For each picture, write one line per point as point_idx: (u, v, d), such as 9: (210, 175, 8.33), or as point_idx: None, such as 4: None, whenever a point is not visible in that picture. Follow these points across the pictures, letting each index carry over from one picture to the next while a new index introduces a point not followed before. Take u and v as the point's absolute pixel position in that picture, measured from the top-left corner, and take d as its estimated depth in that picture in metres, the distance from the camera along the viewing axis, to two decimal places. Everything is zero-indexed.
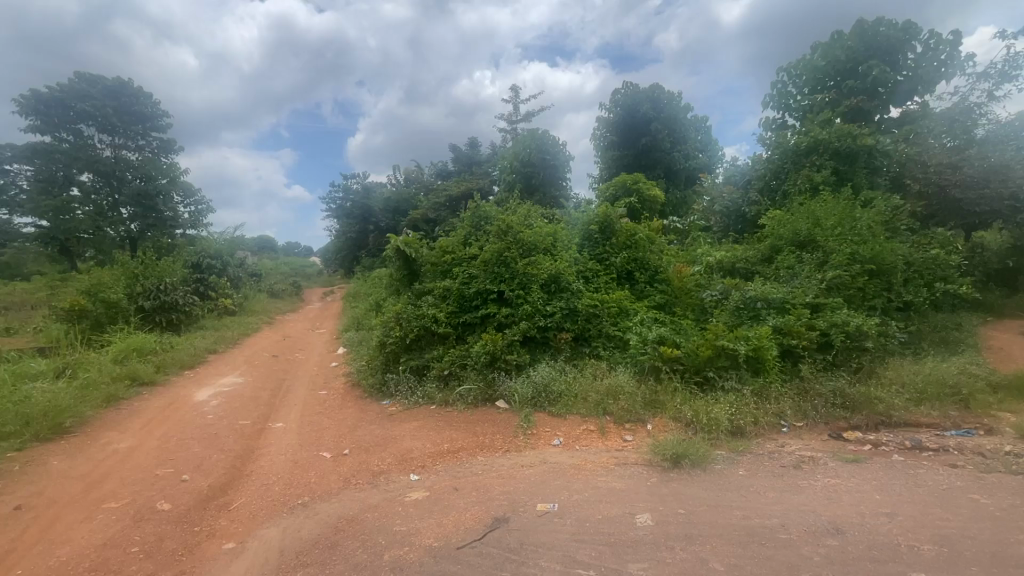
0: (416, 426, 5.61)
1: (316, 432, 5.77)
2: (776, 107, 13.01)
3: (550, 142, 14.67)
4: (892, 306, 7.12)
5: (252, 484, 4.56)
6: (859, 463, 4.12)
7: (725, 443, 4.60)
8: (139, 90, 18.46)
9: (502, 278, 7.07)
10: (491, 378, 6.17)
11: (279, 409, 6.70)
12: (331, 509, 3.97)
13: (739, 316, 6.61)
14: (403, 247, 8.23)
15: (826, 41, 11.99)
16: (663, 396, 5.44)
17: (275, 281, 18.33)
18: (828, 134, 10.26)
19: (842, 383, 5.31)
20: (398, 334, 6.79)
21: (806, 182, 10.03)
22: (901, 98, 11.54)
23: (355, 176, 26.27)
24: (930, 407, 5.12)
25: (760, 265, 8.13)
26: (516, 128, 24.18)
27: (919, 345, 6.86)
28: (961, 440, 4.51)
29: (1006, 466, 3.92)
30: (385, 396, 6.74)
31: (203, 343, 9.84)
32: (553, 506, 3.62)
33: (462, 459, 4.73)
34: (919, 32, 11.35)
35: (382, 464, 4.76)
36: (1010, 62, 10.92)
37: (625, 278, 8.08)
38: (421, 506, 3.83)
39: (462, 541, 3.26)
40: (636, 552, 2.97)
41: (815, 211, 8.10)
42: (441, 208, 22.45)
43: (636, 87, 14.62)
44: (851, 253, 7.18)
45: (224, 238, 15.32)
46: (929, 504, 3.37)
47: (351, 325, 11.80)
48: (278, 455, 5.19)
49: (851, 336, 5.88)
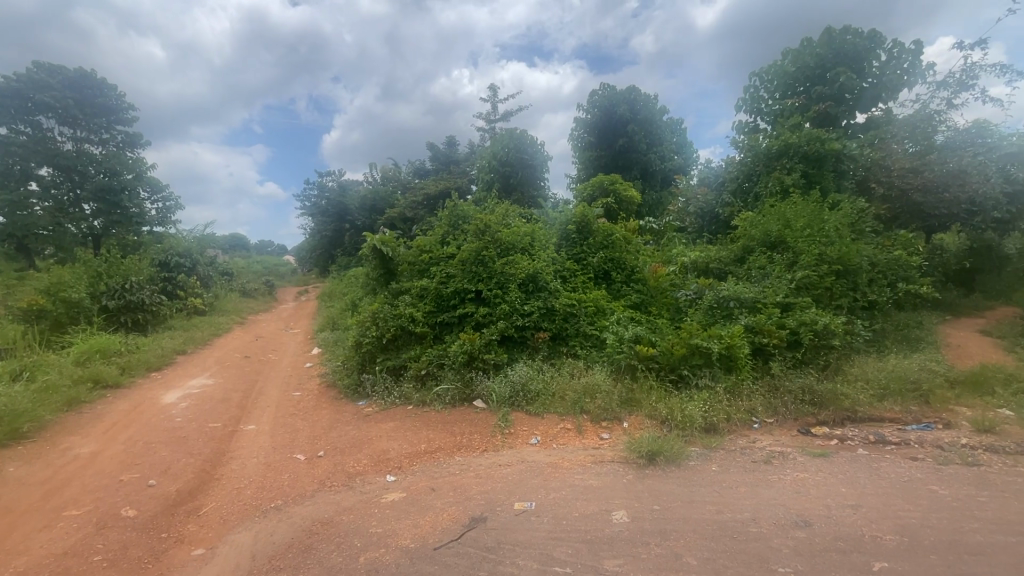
0: (392, 426, 5.56)
1: (289, 435, 5.65)
2: (749, 111, 13.30)
3: (528, 142, 14.70)
4: (857, 305, 7.37)
5: (222, 488, 4.45)
6: (826, 457, 4.25)
7: (698, 440, 4.69)
8: (102, 81, 17.80)
9: (480, 277, 7.06)
10: (469, 378, 6.16)
11: (251, 411, 6.56)
12: (306, 512, 3.91)
13: (712, 315, 6.75)
14: (379, 245, 8.10)
15: (796, 47, 12.31)
16: (639, 394, 5.52)
17: (248, 280, 17.90)
18: (798, 138, 10.50)
19: (811, 379, 5.47)
20: (375, 334, 6.70)
21: (777, 184, 10.31)
22: (867, 104, 11.92)
23: (330, 173, 25.81)
24: (892, 402, 5.32)
25: (732, 265, 8.32)
26: (494, 128, 24.22)
27: (883, 343, 7.12)
28: (921, 434, 4.69)
29: (962, 458, 4.10)
30: (360, 397, 6.66)
31: (171, 343, 9.56)
32: (530, 505, 3.63)
33: (439, 459, 4.71)
34: (883, 41, 11.75)
35: (358, 466, 4.70)
36: (967, 72, 11.44)
37: (602, 277, 8.17)
38: (398, 507, 3.80)
39: (438, 541, 3.24)
40: (612, 548, 3.00)
41: (785, 213, 8.33)
42: (418, 206, 22.30)
43: (613, 88, 14.76)
44: (819, 254, 7.41)
45: (194, 236, 14.87)
46: (892, 495, 3.50)
47: (326, 325, 11.61)
48: (250, 458, 5.08)
49: (818, 335, 6.06)
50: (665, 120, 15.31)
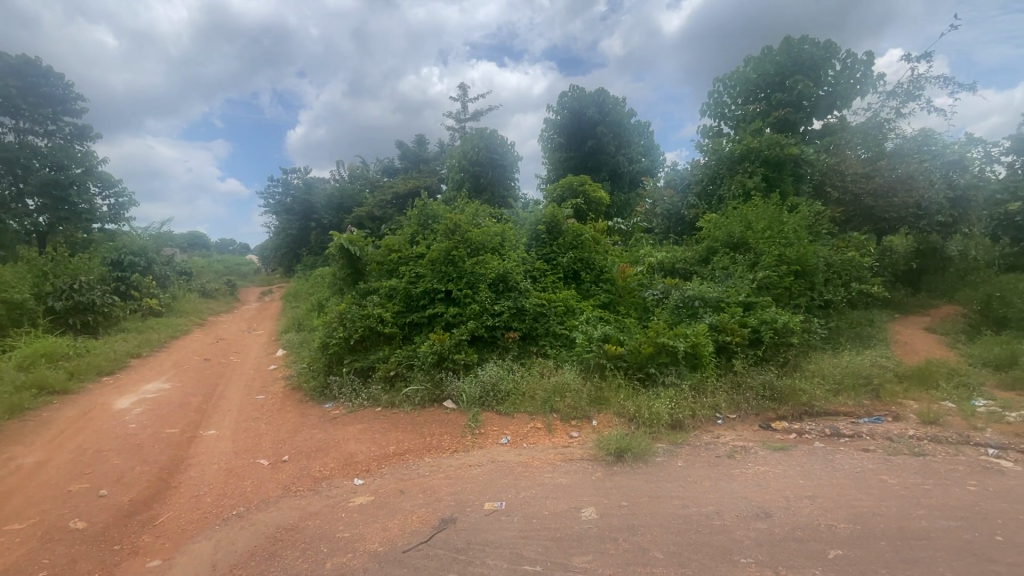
0: (360, 429, 5.46)
1: (253, 439, 5.48)
2: (713, 116, 13.68)
3: (498, 142, 14.70)
4: (814, 305, 7.68)
5: (180, 496, 4.28)
6: (785, 451, 4.42)
7: (665, 436, 4.80)
8: (48, 69, 16.83)
9: (450, 277, 7.02)
10: (439, 378, 6.12)
11: (211, 416, 6.32)
12: (269, 518, 3.79)
13: (678, 314, 6.92)
14: (347, 245, 7.95)
15: (757, 55, 12.72)
16: (608, 392, 5.59)
17: (208, 280, 17.24)
18: (758, 142, 10.85)
19: (771, 376, 5.68)
20: (342, 335, 6.57)
21: (739, 187, 10.65)
22: (823, 111, 12.43)
23: (295, 170, 25.13)
24: (847, 397, 5.55)
25: (698, 266, 8.54)
26: (464, 127, 24.12)
27: (837, 340, 7.43)
28: (873, 427, 4.93)
29: (909, 448, 4.34)
30: (327, 399, 6.51)
31: (124, 346, 9.13)
32: (500, 505, 3.64)
33: (408, 461, 4.66)
34: (838, 51, 12.26)
35: (324, 470, 4.60)
36: (914, 83, 12.09)
37: (572, 277, 8.25)
38: (365, 510, 3.74)
39: (407, 544, 3.21)
40: (581, 545, 3.03)
41: (747, 215, 8.62)
42: (387, 205, 21.99)
43: (583, 90, 14.94)
44: (779, 255, 7.69)
45: (149, 234, 14.21)
46: (845, 486, 3.66)
47: (291, 327, 11.30)
48: (210, 464, 4.90)
49: (778, 332, 6.30)
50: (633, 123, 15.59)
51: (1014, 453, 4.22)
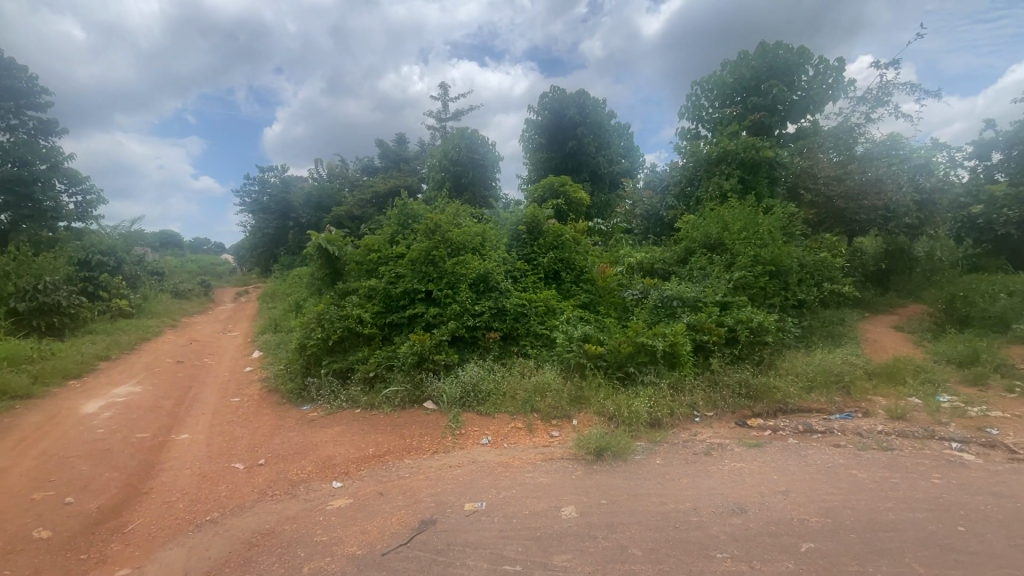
0: (338, 431, 5.39)
1: (227, 443, 5.36)
2: (691, 118, 13.90)
3: (479, 142, 14.67)
4: (788, 304, 7.86)
5: (151, 502, 4.16)
6: (760, 447, 4.51)
7: (644, 435, 4.85)
8: (10, 61, 16.19)
9: (430, 277, 6.99)
10: (419, 379, 6.09)
11: (184, 420, 6.16)
12: (244, 524, 3.72)
13: (657, 314, 7.02)
14: (325, 244, 7.86)
15: (733, 59, 12.97)
16: (588, 391, 5.64)
17: (181, 280, 16.79)
18: (735, 145, 11.06)
19: (747, 374, 5.79)
20: (320, 335, 6.49)
21: (716, 189, 10.85)
22: (797, 115, 12.73)
23: (272, 168, 24.66)
24: (819, 394, 5.69)
25: (676, 266, 8.66)
26: (445, 126, 23.97)
27: (810, 338, 7.62)
28: (844, 423, 5.06)
29: (878, 444, 4.47)
30: (304, 401, 6.41)
31: (92, 349, 8.85)
32: (480, 505, 3.63)
33: (388, 463, 4.62)
34: (811, 57, 12.56)
35: (301, 473, 4.53)
36: (883, 89, 12.47)
37: (552, 278, 8.29)
38: (343, 513, 3.70)
39: (386, 547, 3.18)
40: (561, 544, 3.05)
41: (724, 217, 8.79)
42: (367, 205, 21.76)
43: (563, 91, 15.03)
44: (754, 255, 7.87)
45: (118, 233, 13.79)
46: (817, 480, 3.76)
47: (267, 328, 11.08)
48: (182, 469, 4.78)
49: (754, 331, 6.45)
50: (613, 124, 15.74)
51: (976, 447, 4.39)
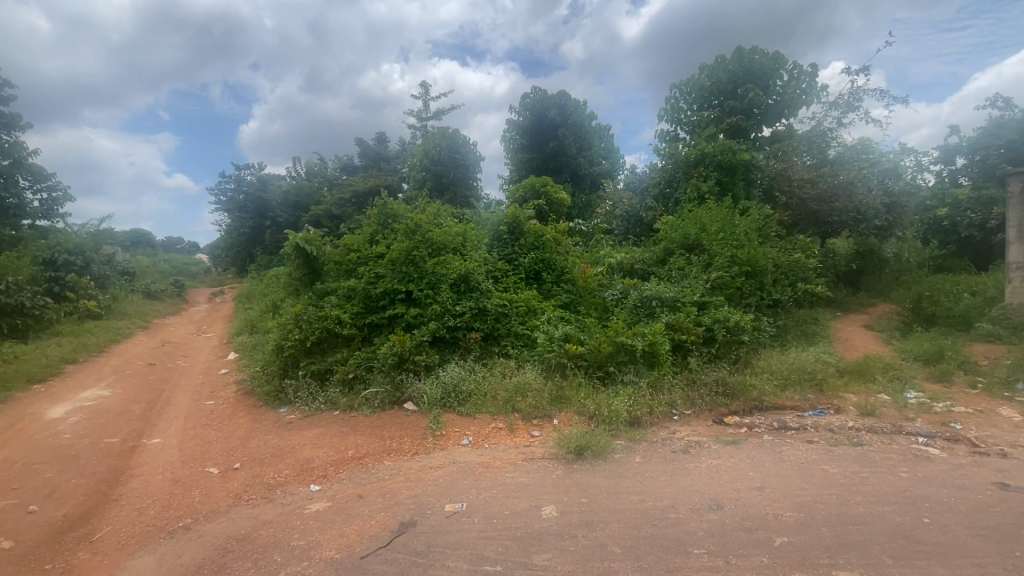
0: (316, 433, 5.31)
1: (201, 447, 5.24)
2: (670, 121, 14.09)
3: (460, 142, 14.62)
4: (764, 304, 8.02)
5: (120, 509, 4.04)
6: (736, 444, 4.60)
7: (623, 433, 4.90)
8: None
9: (411, 277, 6.94)
10: (399, 380, 6.03)
11: (156, 424, 6.00)
12: (218, 529, 3.64)
13: (637, 314, 7.11)
14: (303, 244, 7.74)
15: (711, 63, 13.21)
16: (569, 391, 5.67)
17: (153, 280, 16.33)
18: (712, 147, 11.25)
19: (724, 373, 5.91)
20: (298, 336, 6.39)
21: (695, 190, 11.03)
22: (772, 119, 13.00)
23: (249, 166, 24.15)
24: (793, 391, 5.82)
25: (655, 266, 8.76)
26: (426, 126, 23.77)
27: (785, 337, 7.79)
28: (817, 419, 5.18)
29: (849, 439, 4.60)
30: (282, 404, 6.29)
31: (58, 351, 8.56)
32: (461, 506, 3.62)
33: (368, 465, 4.58)
34: (785, 63, 12.85)
35: (278, 476, 4.46)
36: (854, 95, 12.83)
37: (533, 278, 8.31)
38: (322, 517, 3.65)
39: (365, 550, 3.14)
40: (541, 544, 3.06)
41: (701, 219, 8.95)
42: (346, 204, 21.49)
43: (544, 92, 15.08)
44: (731, 256, 8.03)
45: (87, 232, 13.37)
46: (791, 476, 3.85)
47: (243, 329, 10.86)
48: (154, 474, 4.65)
49: (730, 330, 6.59)
50: (593, 126, 15.86)
51: (941, 441, 4.55)
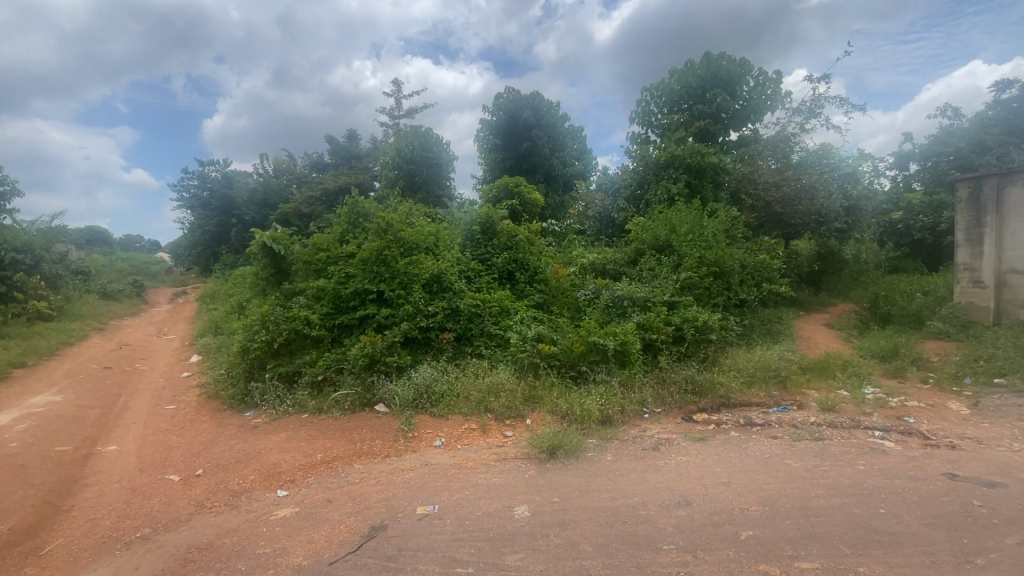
0: (283, 437, 5.17)
1: (160, 454, 5.03)
2: (640, 124, 14.30)
3: (433, 141, 14.49)
4: (731, 303, 8.23)
5: (73, 521, 3.85)
6: (704, 441, 4.70)
7: (596, 432, 4.95)
8: None
9: (382, 277, 6.83)
10: (370, 382, 5.95)
11: (112, 430, 5.74)
12: (179, 539, 3.50)
13: (609, 314, 7.20)
14: (270, 243, 7.53)
15: (680, 68, 13.48)
16: (541, 391, 5.69)
17: (110, 281, 15.60)
18: (682, 150, 11.48)
19: (693, 371, 6.04)
20: (264, 338, 6.22)
21: (664, 192, 11.26)
22: (738, 124, 13.34)
23: (213, 162, 23.36)
24: (758, 388, 5.97)
25: (627, 266, 8.87)
26: (398, 124, 23.44)
27: (751, 336, 8.00)
28: (781, 415, 5.35)
29: (811, 434, 4.77)
30: (247, 407, 6.10)
31: (4, 355, 8.08)
32: (433, 508, 3.59)
33: (337, 468, 4.49)
34: (751, 69, 13.22)
35: (243, 482, 4.32)
36: (815, 102, 13.31)
37: (506, 278, 8.30)
38: (289, 523, 3.56)
39: (334, 555, 3.08)
40: (514, 544, 3.06)
41: (671, 220, 9.13)
42: (316, 202, 21.04)
43: (518, 93, 15.11)
44: (699, 257, 8.24)
45: (36, 229, 12.69)
46: (755, 471, 3.96)
47: (207, 330, 10.48)
48: (110, 483, 4.45)
49: (699, 330, 6.74)
50: (566, 127, 15.97)
51: (896, 434, 4.76)
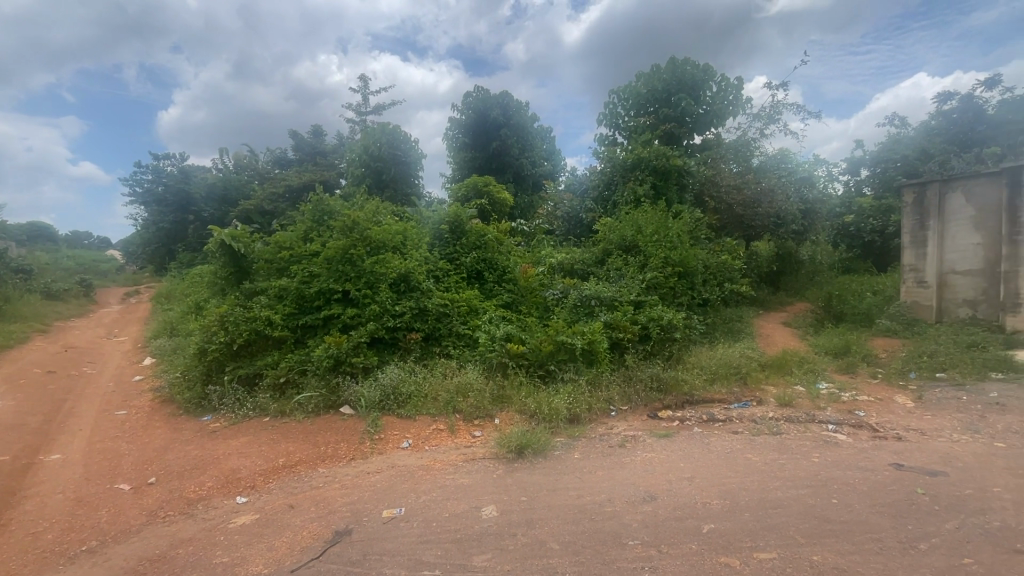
0: (244, 441, 5.01)
1: (110, 462, 4.78)
2: (608, 125, 14.49)
3: (401, 138, 14.30)
4: (695, 303, 8.44)
5: (10, 535, 3.61)
6: (669, 437, 4.81)
7: (563, 430, 4.99)
8: None
9: (347, 277, 6.70)
10: (335, 383, 5.82)
11: (56, 438, 5.41)
12: (130, 551, 3.34)
13: (577, 313, 7.28)
14: (229, 240, 7.25)
15: (647, 71, 13.74)
16: (510, 390, 5.70)
17: (55, 280, 14.72)
18: (648, 153, 11.70)
19: (658, 369, 6.16)
20: (223, 339, 6.01)
21: (631, 194, 11.48)
22: (702, 127, 13.68)
23: (169, 156, 22.35)
24: (720, 385, 6.15)
25: (594, 266, 8.97)
26: (365, 120, 22.99)
27: (713, 334, 8.22)
28: (741, 411, 5.53)
29: (769, 429, 4.95)
30: (205, 412, 5.88)
31: None
32: (399, 511, 3.54)
33: (300, 473, 4.36)
34: (714, 75, 13.58)
35: (200, 489, 4.16)
36: (774, 108, 13.80)
37: (474, 277, 8.27)
38: (248, 530, 3.44)
39: (296, 563, 3.00)
40: (481, 544, 3.05)
41: (638, 220, 9.29)
42: (279, 199, 20.43)
43: (487, 92, 15.08)
44: (664, 257, 8.43)
45: None
46: (718, 465, 4.08)
47: (162, 331, 10.02)
48: (53, 494, 4.20)
49: (664, 328, 6.89)
50: (536, 127, 16.05)
51: (847, 427, 4.99)
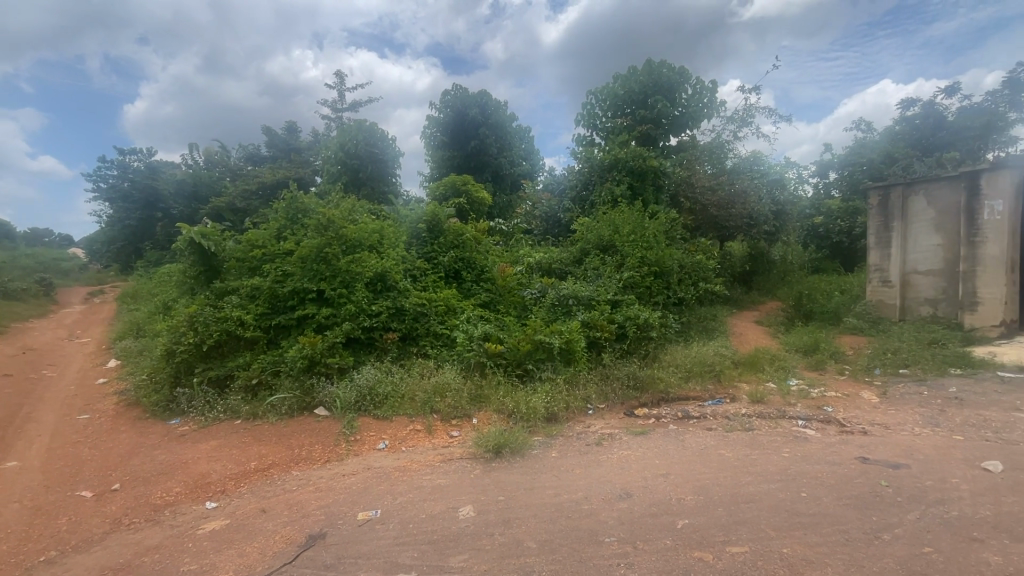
0: (214, 445, 4.87)
1: (71, 469, 4.60)
2: (586, 126, 14.58)
3: (378, 135, 14.12)
4: (670, 302, 8.56)
5: None
6: (645, 435, 4.87)
7: (541, 429, 5.00)
8: None
9: (322, 276, 6.57)
10: (309, 385, 5.71)
11: (12, 444, 5.17)
12: (92, 560, 3.22)
13: (554, 312, 7.32)
14: (198, 238, 7.03)
15: (624, 73, 13.87)
16: (487, 390, 5.68)
17: (13, 279, 14.09)
18: (625, 153, 11.81)
19: (635, 367, 6.23)
20: (192, 340, 5.84)
21: (609, 194, 11.61)
22: (678, 130, 13.89)
23: (135, 151, 21.61)
24: (694, 383, 6.25)
25: (572, 266, 9.01)
26: (341, 118, 22.62)
27: (688, 333, 8.37)
28: (715, 408, 5.63)
29: (742, 425, 5.06)
30: (173, 415, 5.70)
31: None
32: (375, 513, 3.49)
33: (273, 477, 4.27)
34: (690, 78, 13.79)
35: (168, 495, 4.03)
36: (747, 112, 14.10)
37: (452, 277, 8.22)
38: (218, 536, 3.35)
39: (269, 567, 2.94)
40: (457, 545, 3.04)
41: (615, 221, 9.37)
42: (252, 196, 19.97)
43: (465, 90, 15.01)
44: (641, 257, 8.53)
45: None
46: (692, 462, 4.15)
47: (127, 333, 9.67)
48: (7, 503, 4.01)
49: (640, 327, 6.98)
50: (514, 127, 16.05)
51: (816, 423, 5.13)
